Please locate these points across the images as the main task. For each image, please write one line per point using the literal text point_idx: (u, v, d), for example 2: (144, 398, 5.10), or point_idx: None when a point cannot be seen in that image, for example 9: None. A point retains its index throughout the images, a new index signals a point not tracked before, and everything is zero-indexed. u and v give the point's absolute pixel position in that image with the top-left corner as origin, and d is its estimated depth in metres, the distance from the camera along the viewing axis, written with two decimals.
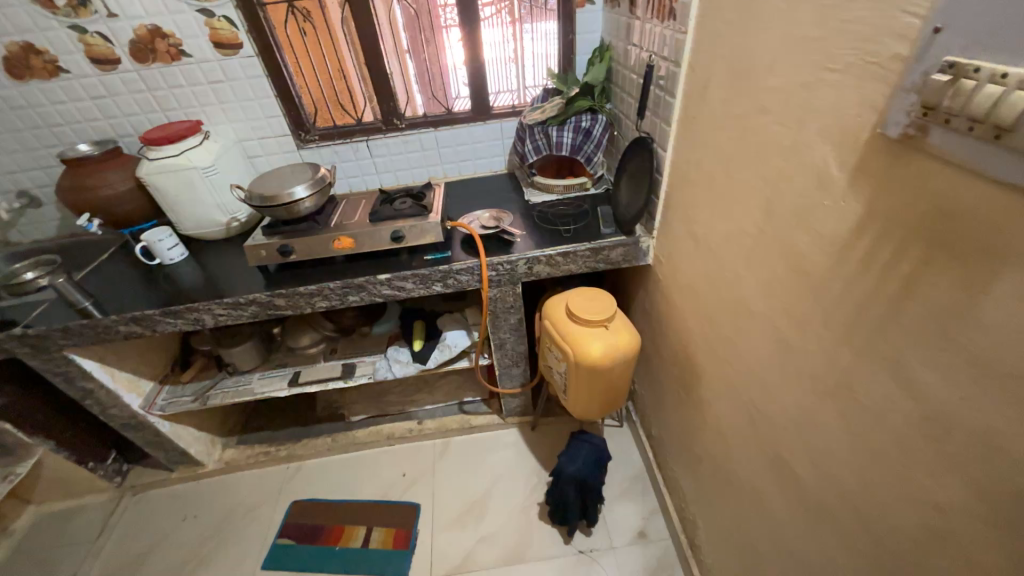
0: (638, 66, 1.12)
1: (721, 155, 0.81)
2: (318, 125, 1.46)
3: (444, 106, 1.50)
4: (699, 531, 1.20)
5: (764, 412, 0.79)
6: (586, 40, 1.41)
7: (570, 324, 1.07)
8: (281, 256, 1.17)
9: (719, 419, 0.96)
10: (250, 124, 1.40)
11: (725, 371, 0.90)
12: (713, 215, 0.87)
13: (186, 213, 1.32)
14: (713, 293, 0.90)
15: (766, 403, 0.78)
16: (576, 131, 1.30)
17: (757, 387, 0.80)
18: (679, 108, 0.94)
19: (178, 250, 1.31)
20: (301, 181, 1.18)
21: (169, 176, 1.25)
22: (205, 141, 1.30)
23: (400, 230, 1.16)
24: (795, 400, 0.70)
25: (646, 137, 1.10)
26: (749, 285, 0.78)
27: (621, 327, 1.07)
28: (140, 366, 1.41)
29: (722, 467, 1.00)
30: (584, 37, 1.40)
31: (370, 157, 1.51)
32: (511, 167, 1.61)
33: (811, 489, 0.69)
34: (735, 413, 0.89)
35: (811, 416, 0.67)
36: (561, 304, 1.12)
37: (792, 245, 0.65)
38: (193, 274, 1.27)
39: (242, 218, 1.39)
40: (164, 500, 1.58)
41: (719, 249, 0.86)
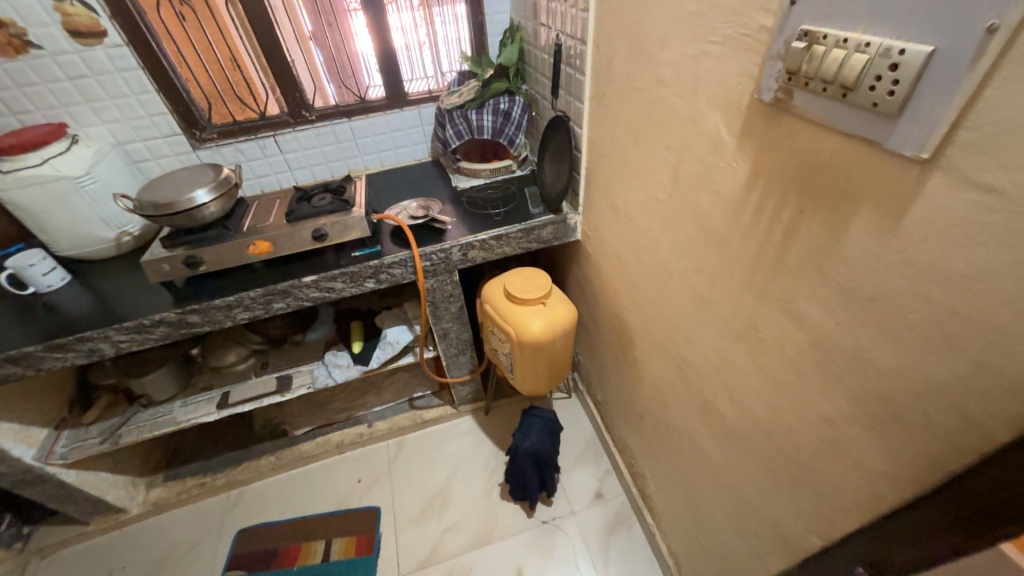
0: (548, 45, 1.14)
1: (630, 128, 0.85)
2: (215, 122, 1.33)
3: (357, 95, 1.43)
4: (648, 481, 1.30)
5: (689, 362, 0.86)
6: (496, 21, 1.39)
7: (509, 304, 1.09)
8: (189, 269, 1.07)
9: (655, 377, 1.04)
10: (129, 124, 1.24)
11: (654, 330, 0.97)
12: (629, 186, 0.92)
13: (62, 232, 1.15)
14: (637, 260, 0.96)
15: (690, 353, 0.85)
16: (496, 114, 1.30)
17: (681, 341, 0.87)
18: (590, 85, 0.97)
19: (57, 274, 1.14)
20: (203, 183, 1.07)
21: (31, 190, 1.07)
22: (74, 146, 1.13)
23: (322, 228, 1.10)
24: (713, 347, 0.77)
25: (562, 116, 1.13)
26: (666, 248, 0.84)
27: (559, 302, 1.11)
28: (28, 412, 1.23)
29: (660, 418, 1.08)
30: (493, 17, 1.38)
31: (280, 154, 1.40)
32: (434, 154, 1.58)
33: (735, 426, 0.77)
34: (665, 368, 0.97)
35: (727, 360, 0.74)
36: (498, 286, 1.14)
37: (698, 205, 0.71)
38: (80, 300, 1.11)
39: (134, 231, 1.23)
40: (82, 558, 1.40)
41: (638, 217, 0.92)
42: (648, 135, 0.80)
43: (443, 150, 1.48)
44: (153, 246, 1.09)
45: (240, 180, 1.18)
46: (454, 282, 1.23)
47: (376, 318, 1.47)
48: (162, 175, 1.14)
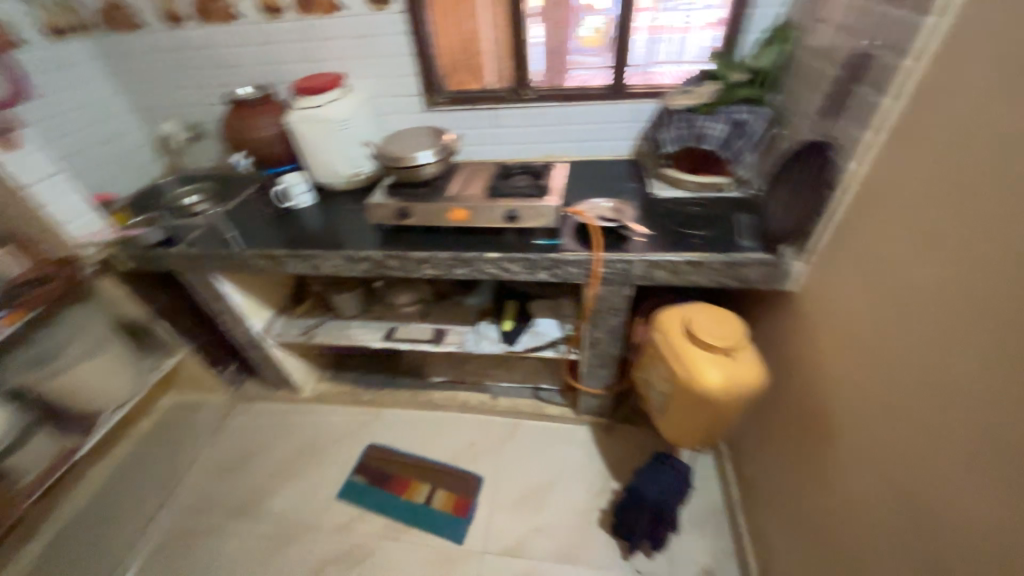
0: (837, 53, 0.92)
1: (957, 182, 0.63)
2: (448, 89, 1.45)
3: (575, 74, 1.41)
4: None
5: (945, 509, 0.64)
6: (758, 15, 1.20)
7: (685, 343, 0.96)
8: (399, 218, 1.19)
9: (830, 456, 0.91)
10: (386, 81, 1.43)
11: (889, 442, 0.75)
12: (920, 255, 0.70)
13: (319, 163, 1.39)
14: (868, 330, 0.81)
15: (951, 499, 0.63)
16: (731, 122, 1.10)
17: (941, 477, 0.65)
18: (893, 113, 0.75)
19: (307, 196, 1.40)
20: (431, 145, 1.19)
21: (310, 126, 1.31)
22: (346, 95, 1.35)
23: (516, 209, 1.12)
24: (984, 497, 0.58)
25: (825, 142, 0.91)
26: (966, 355, 0.62)
27: (747, 357, 0.94)
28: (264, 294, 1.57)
29: (846, 543, 0.86)
30: (756, 11, 1.19)
31: (492, 127, 1.47)
32: (636, 153, 1.47)
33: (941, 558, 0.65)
34: (890, 494, 0.75)
35: (1003, 520, 0.55)
36: (676, 318, 1.01)
37: (1005, 309, 0.56)
38: (318, 221, 1.35)
39: (365, 173, 1.43)
40: (265, 413, 1.79)
41: (892, 284, 0.76)
42: (979, 198, 0.60)
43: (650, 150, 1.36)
44: (378, 189, 1.25)
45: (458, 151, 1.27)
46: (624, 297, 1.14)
47: (530, 303, 1.47)
48: (402, 130, 1.29)
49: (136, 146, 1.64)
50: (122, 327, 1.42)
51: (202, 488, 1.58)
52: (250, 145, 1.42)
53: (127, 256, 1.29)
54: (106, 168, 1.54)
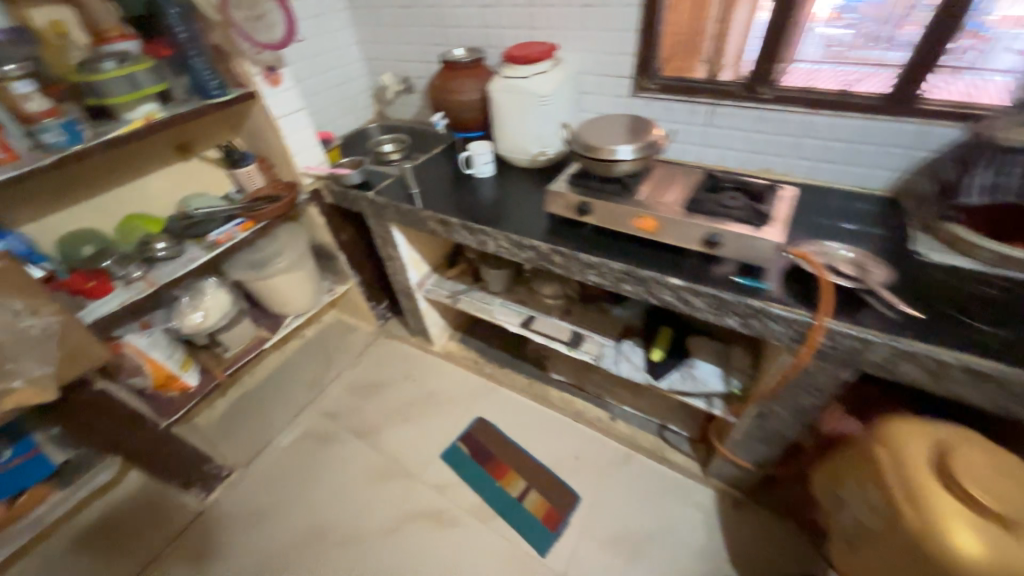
0: None
1: None
2: (664, 74, 1.27)
3: (850, 77, 1.09)
4: None
5: None
6: None
7: (928, 478, 0.72)
8: (577, 212, 1.09)
9: None
10: (598, 58, 1.30)
11: None
12: None
13: (507, 135, 1.35)
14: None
15: None
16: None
17: None
18: None
19: (488, 166, 1.40)
20: (636, 140, 1.04)
21: (511, 97, 1.27)
22: (554, 68, 1.26)
23: (718, 234, 0.92)
24: None
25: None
26: None
27: None
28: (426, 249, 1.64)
29: None
30: None
31: (704, 126, 1.25)
32: (896, 190, 1.11)
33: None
34: None
35: None
36: (927, 442, 0.76)
37: None
38: (493, 195, 1.33)
39: (550, 153, 1.34)
40: (399, 353, 1.95)
41: None
42: None
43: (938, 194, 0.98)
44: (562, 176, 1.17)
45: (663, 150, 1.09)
46: (838, 380, 0.86)
47: (690, 338, 1.26)
48: (604, 117, 1.17)
49: (360, 92, 1.83)
50: (315, 249, 1.65)
51: (339, 401, 1.80)
52: (450, 107, 1.42)
53: (332, 191, 1.46)
54: (334, 109, 1.75)
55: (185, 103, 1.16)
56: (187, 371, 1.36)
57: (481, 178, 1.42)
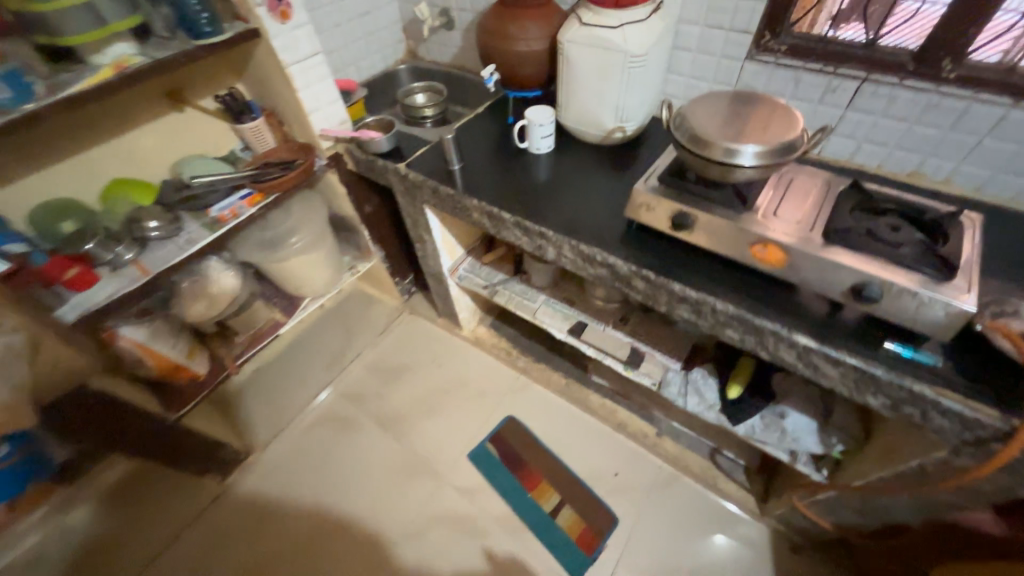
0: None
1: None
2: (797, 30, 0.95)
3: None
4: None
5: None
6: None
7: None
8: (670, 226, 0.84)
9: None
10: (711, 1, 0.96)
11: None
12: None
13: (576, 103, 1.06)
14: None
15: None
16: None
17: None
18: None
19: (548, 141, 1.12)
20: (768, 135, 0.75)
21: (588, 53, 0.96)
22: (652, 14, 0.93)
23: (876, 288, 0.67)
24: None
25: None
26: None
27: None
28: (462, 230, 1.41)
29: None
30: None
31: (843, 108, 0.95)
32: None
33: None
34: None
35: None
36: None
37: None
38: (553, 180, 1.08)
39: (628, 130, 1.06)
40: (425, 334, 1.79)
41: None
42: None
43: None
44: (652, 172, 0.90)
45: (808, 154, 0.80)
46: (1012, 497, 0.65)
47: (777, 375, 1.05)
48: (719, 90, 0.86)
49: (388, 25, 1.50)
50: (335, 220, 1.43)
51: (360, 383, 1.68)
52: (508, 62, 1.11)
53: (356, 158, 1.21)
54: (357, 46, 1.44)
55: (170, 41, 0.89)
56: (196, 359, 1.22)
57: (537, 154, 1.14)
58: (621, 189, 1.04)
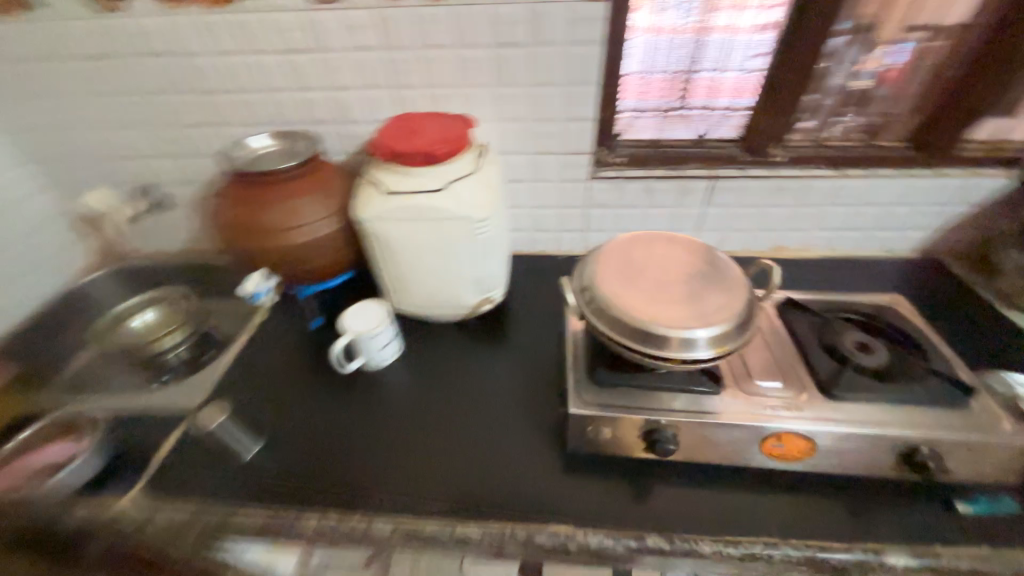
0: None
1: None
2: (627, 139, 0.84)
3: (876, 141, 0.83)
4: None
5: None
6: None
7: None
8: (644, 443, 0.57)
9: None
10: (533, 127, 0.77)
11: None
12: None
13: (415, 288, 0.72)
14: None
15: None
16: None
17: None
18: None
19: (392, 346, 0.74)
20: (719, 300, 0.55)
21: (415, 230, 0.65)
22: (480, 159, 0.67)
23: (924, 447, 0.53)
24: None
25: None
26: None
27: None
28: None
29: None
30: None
31: (701, 206, 0.86)
32: (924, 250, 0.91)
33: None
34: None
35: None
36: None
37: None
38: (426, 409, 0.69)
39: (497, 297, 0.77)
40: None
41: None
42: None
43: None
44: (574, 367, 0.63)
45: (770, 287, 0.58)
46: None
47: None
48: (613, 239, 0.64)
49: (36, 226, 0.89)
50: None
51: None
52: (286, 258, 0.71)
53: None
54: None
55: None
56: None
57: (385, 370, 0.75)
58: (525, 380, 0.72)
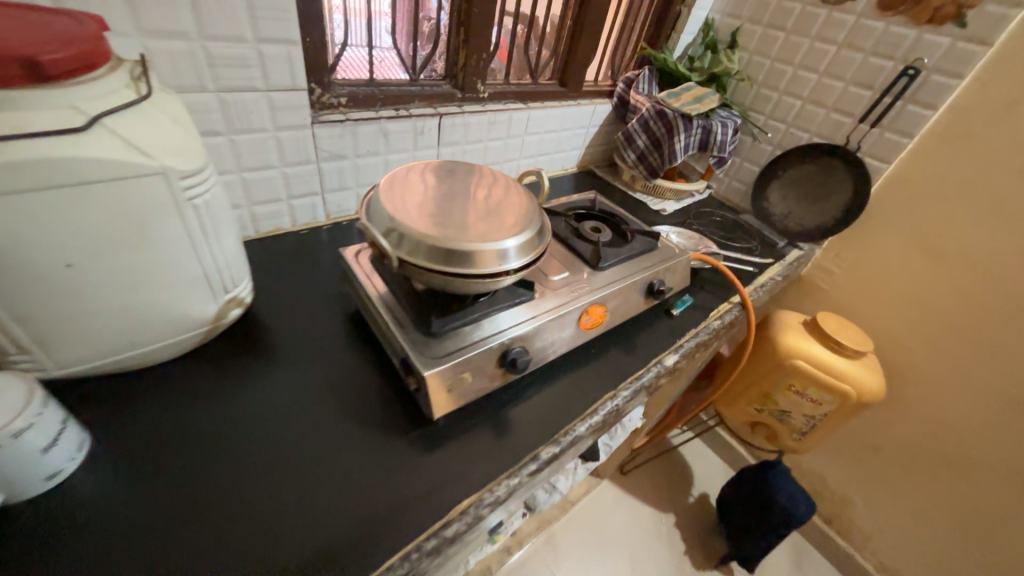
0: (807, 73, 1.04)
1: (989, 182, 0.87)
2: (339, 78, 0.72)
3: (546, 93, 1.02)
4: (846, 511, 1.31)
5: (972, 411, 1.00)
6: (696, 16, 1.14)
7: (807, 342, 0.94)
8: (503, 371, 0.55)
9: None
10: (207, 51, 0.54)
11: (929, 375, 1.04)
12: (960, 239, 0.93)
13: (86, 323, 0.42)
14: (866, 312, 1.11)
15: (985, 404, 0.98)
16: (706, 130, 1.04)
17: (991, 388, 0.96)
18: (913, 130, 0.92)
19: (72, 440, 0.42)
20: (515, 205, 0.56)
21: (48, 212, 0.35)
22: (139, 84, 0.41)
23: (656, 281, 0.73)
24: (983, 378, 0.97)
25: (844, 147, 1.01)
26: (991, 301, 0.92)
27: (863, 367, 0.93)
28: None
29: (900, 445, 1.14)
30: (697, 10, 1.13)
31: (435, 147, 0.86)
32: (582, 164, 1.24)
33: (883, 459, 1.18)
34: (945, 407, 1.04)
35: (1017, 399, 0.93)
36: (796, 317, 1.01)
37: (1007, 276, 0.88)
38: (195, 495, 0.43)
39: (244, 293, 0.55)
40: None
41: (930, 253, 0.98)
42: (998, 206, 0.87)
43: (637, 161, 1.13)
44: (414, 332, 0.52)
45: (543, 198, 0.65)
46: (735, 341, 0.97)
47: None
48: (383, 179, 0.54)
49: None
50: None
51: None
52: None
53: None
54: None
55: None
56: None
57: (85, 486, 0.43)
58: (338, 383, 0.56)
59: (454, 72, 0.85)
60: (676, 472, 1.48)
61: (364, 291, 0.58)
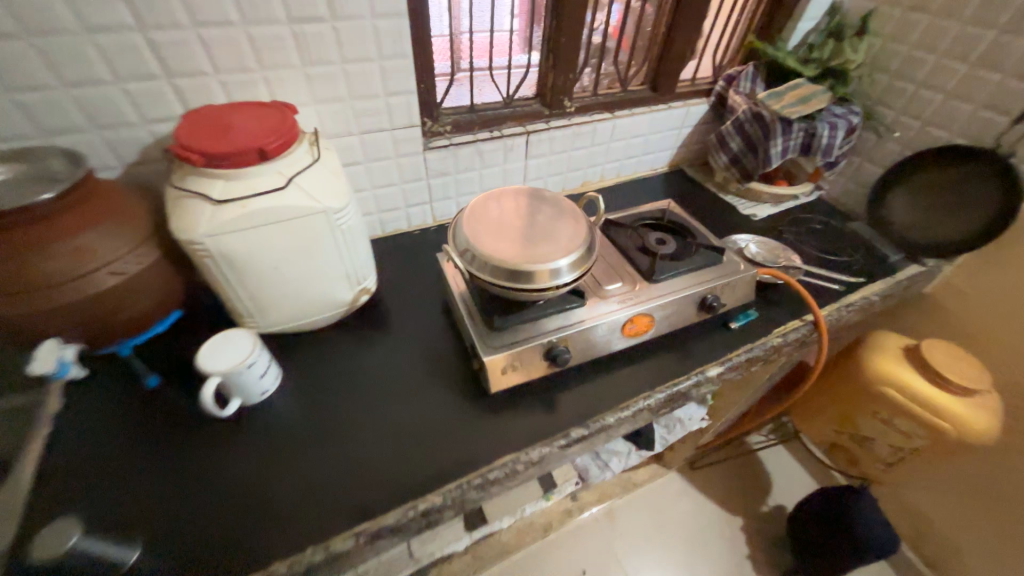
0: (954, 63, 0.89)
1: None
2: (446, 108, 0.88)
3: (636, 99, 1.06)
4: (956, 562, 1.16)
5: None
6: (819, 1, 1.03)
7: (903, 370, 0.87)
8: (548, 363, 0.68)
9: None
10: (354, 106, 0.74)
11: None
12: None
13: (281, 302, 0.66)
14: (1006, 343, 0.94)
15: None
16: (810, 133, 0.97)
17: None
18: None
19: (272, 373, 0.66)
20: (571, 229, 0.67)
21: (267, 237, 0.58)
22: (316, 149, 0.62)
23: (710, 295, 0.77)
24: None
25: (993, 151, 0.86)
26: None
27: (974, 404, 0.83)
28: None
29: None
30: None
31: (523, 159, 0.99)
32: (673, 163, 1.24)
33: (1005, 512, 1.03)
34: None
35: None
36: (897, 341, 0.92)
37: None
38: (332, 416, 0.66)
39: (371, 285, 0.76)
40: None
41: None
42: None
43: (730, 164, 1.11)
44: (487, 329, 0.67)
45: (599, 216, 0.74)
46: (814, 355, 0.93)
47: None
48: (464, 208, 0.69)
49: None
50: None
51: None
52: (94, 318, 0.55)
53: None
54: None
55: None
56: None
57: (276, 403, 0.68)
58: (428, 356, 0.76)
59: (543, 90, 0.96)
60: (752, 478, 1.45)
61: (452, 289, 0.75)
